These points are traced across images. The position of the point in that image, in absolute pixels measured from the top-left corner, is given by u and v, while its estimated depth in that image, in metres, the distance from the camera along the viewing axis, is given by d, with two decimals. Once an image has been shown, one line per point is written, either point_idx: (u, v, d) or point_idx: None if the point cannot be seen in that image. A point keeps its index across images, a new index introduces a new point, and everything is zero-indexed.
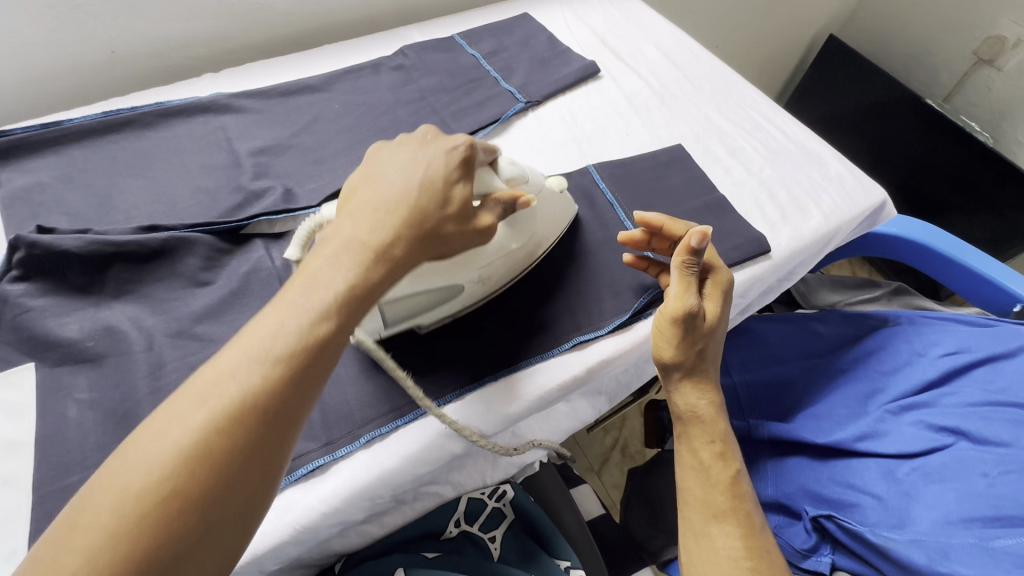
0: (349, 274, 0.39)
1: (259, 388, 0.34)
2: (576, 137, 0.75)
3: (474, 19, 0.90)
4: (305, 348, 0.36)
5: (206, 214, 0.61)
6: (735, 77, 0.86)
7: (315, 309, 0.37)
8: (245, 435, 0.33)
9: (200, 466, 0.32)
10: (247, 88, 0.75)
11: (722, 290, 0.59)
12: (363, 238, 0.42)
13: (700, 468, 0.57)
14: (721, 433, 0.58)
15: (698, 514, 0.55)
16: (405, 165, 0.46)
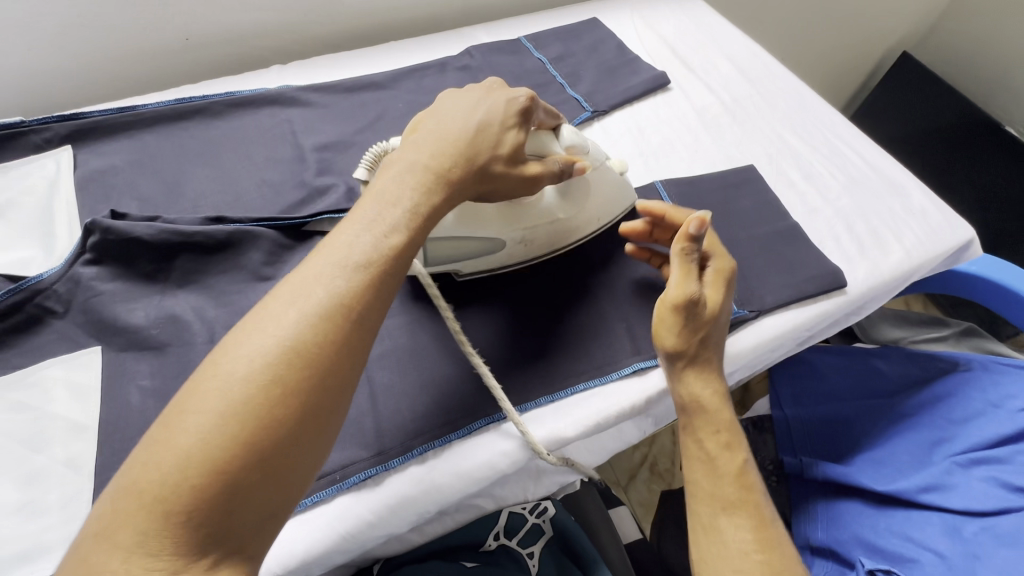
0: (415, 195, 0.40)
1: (347, 292, 0.35)
2: (643, 151, 0.72)
3: (541, 22, 0.88)
4: (383, 256, 0.37)
5: (271, 208, 0.62)
6: (813, 96, 0.82)
7: (386, 224, 0.38)
8: (333, 341, 0.34)
9: (299, 359, 0.33)
10: (314, 82, 0.75)
11: (723, 276, 0.55)
12: (427, 162, 0.42)
13: (713, 462, 0.52)
14: (731, 426, 0.54)
15: (704, 510, 0.51)
16: (465, 107, 0.47)
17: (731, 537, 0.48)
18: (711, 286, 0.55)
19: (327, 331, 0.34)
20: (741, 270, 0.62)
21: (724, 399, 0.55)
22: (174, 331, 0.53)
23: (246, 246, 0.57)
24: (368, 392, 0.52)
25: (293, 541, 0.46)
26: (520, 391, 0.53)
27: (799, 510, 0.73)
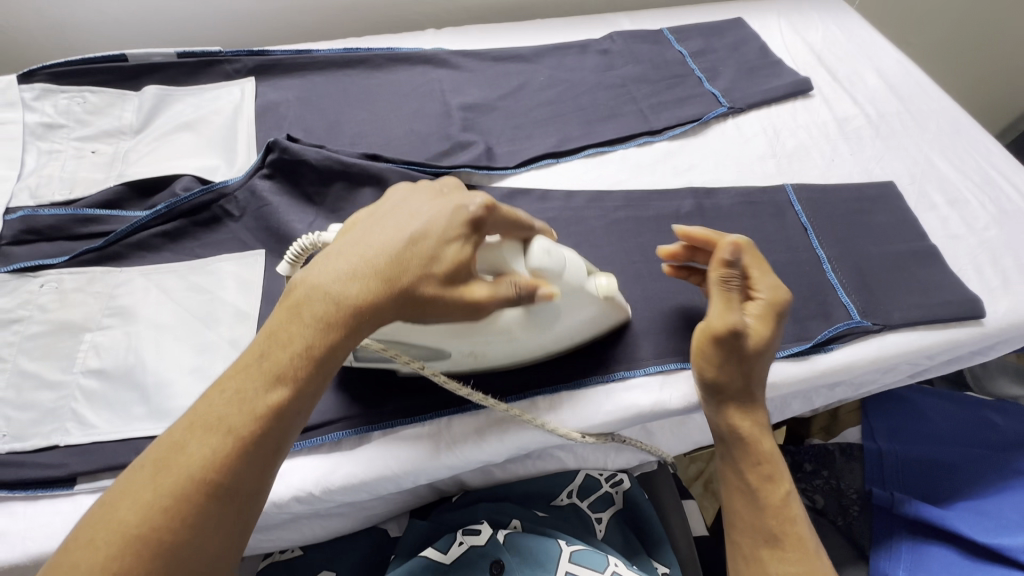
0: (307, 337, 0.38)
1: (218, 451, 0.35)
2: (776, 152, 0.72)
3: (684, 16, 0.89)
4: (261, 413, 0.36)
5: (417, 155, 0.67)
6: (970, 121, 0.77)
7: (270, 376, 0.37)
8: (195, 506, 0.34)
9: (144, 544, 0.33)
10: (464, 47, 0.80)
11: (765, 309, 0.52)
12: (331, 296, 0.39)
13: (755, 501, 0.51)
14: (775, 463, 0.51)
15: (747, 542, 0.50)
16: (392, 218, 0.42)
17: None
18: (758, 320, 0.51)
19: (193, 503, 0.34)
20: (868, 283, 0.60)
21: (761, 429, 0.52)
22: None
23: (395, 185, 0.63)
24: None
25: (414, 448, 0.51)
26: (629, 357, 0.56)
27: (879, 543, 0.69)
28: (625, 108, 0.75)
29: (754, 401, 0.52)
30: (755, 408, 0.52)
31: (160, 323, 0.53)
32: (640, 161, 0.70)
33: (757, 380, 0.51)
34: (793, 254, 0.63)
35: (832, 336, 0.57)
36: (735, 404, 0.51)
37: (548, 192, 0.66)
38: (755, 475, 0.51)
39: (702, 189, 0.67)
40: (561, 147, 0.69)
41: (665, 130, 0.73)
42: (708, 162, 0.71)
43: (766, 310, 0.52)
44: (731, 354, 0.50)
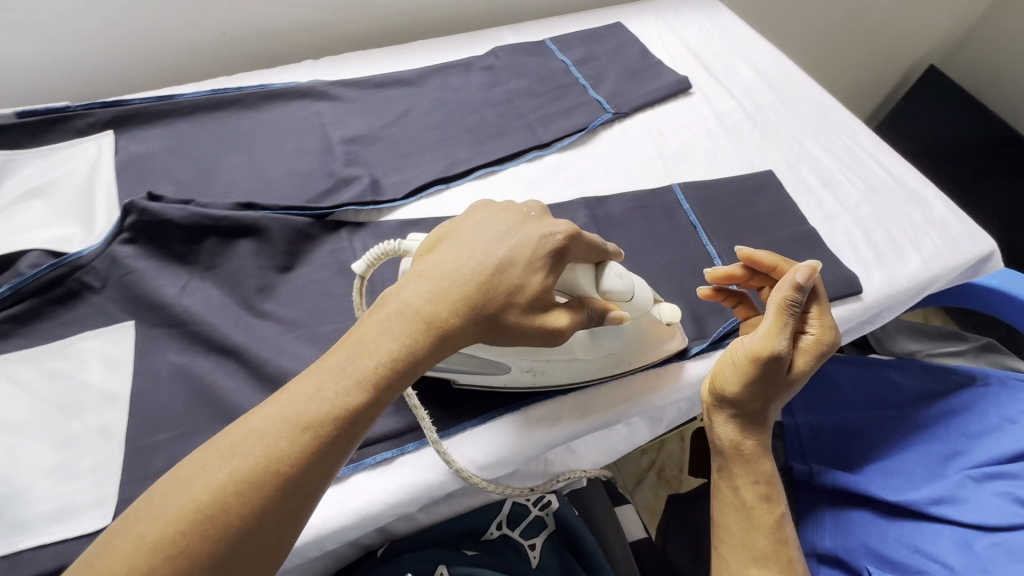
0: (395, 344, 0.36)
1: (278, 464, 0.32)
2: (662, 154, 0.73)
3: (566, 24, 0.90)
4: (338, 422, 0.34)
5: (298, 197, 0.64)
6: (836, 105, 0.82)
7: (354, 378, 0.35)
8: (264, 504, 0.31)
9: (211, 530, 0.30)
10: (344, 77, 0.78)
11: (809, 342, 0.55)
12: (422, 306, 0.38)
13: (746, 514, 0.55)
14: (771, 483, 0.56)
15: (736, 552, 0.54)
16: (484, 245, 0.41)
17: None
18: (803, 350, 0.55)
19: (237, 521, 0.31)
20: None
21: (763, 448, 0.57)
22: (205, 311, 0.54)
23: (273, 233, 0.59)
24: None
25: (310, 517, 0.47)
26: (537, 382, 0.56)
27: (806, 517, 0.72)
28: (513, 124, 0.75)
29: (765, 419, 0.56)
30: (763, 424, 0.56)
31: (14, 423, 0.48)
32: (531, 176, 0.70)
33: (778, 400, 0.55)
34: (685, 253, 0.64)
35: (726, 331, 0.59)
36: (747, 415, 0.55)
37: (439, 220, 0.64)
38: (752, 488, 0.56)
39: (594, 199, 0.67)
40: (449, 172, 0.68)
41: (553, 142, 0.73)
42: (598, 170, 0.71)
43: (810, 344, 0.55)
44: (773, 373, 0.52)
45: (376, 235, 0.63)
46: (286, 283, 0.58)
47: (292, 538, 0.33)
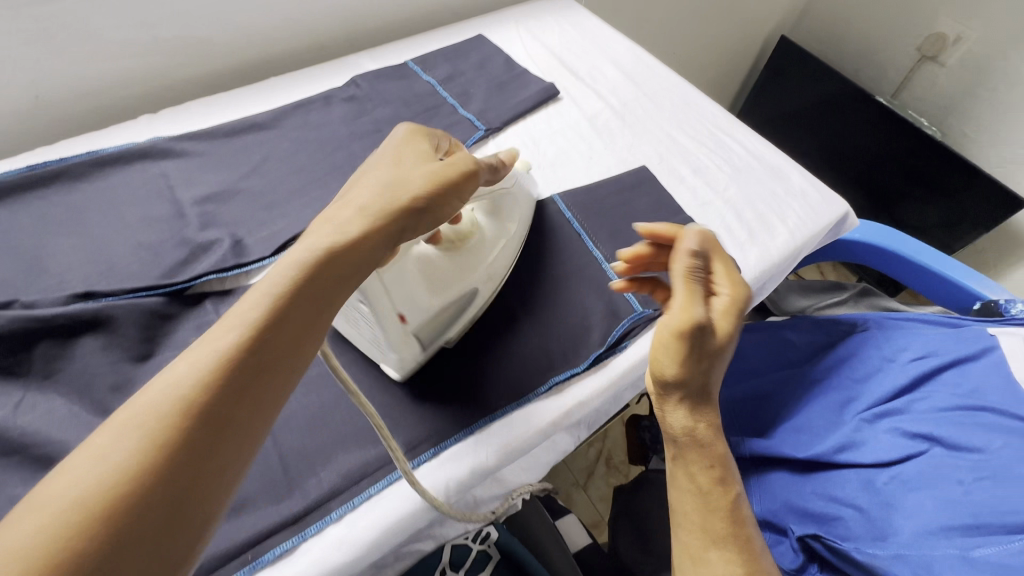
0: (346, 234, 0.39)
1: (249, 336, 0.34)
2: (539, 164, 0.73)
3: (427, 42, 0.88)
4: (301, 293, 0.37)
5: (147, 274, 0.57)
6: (695, 91, 0.85)
7: (309, 262, 0.38)
8: (243, 382, 0.33)
9: (195, 412, 0.31)
10: (188, 130, 0.71)
11: (727, 297, 0.52)
12: (364, 208, 0.42)
13: (703, 501, 0.50)
14: (727, 467, 0.51)
15: (691, 540, 0.50)
16: (405, 164, 0.45)
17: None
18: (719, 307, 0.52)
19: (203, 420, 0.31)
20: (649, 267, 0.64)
21: (712, 427, 0.52)
22: (41, 428, 0.46)
23: (121, 322, 0.52)
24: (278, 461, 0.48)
25: None
26: (439, 427, 0.52)
27: None
28: None
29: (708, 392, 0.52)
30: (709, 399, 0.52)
31: None
32: None
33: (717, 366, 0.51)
34: (574, 262, 0.64)
35: (622, 333, 0.59)
36: (692, 391, 0.52)
37: None
38: (706, 471, 0.51)
39: None
40: (321, 218, 0.64)
41: None
42: None
43: (727, 300, 0.52)
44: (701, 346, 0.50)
45: None
46: (146, 374, 0.52)
47: (276, 406, 0.34)
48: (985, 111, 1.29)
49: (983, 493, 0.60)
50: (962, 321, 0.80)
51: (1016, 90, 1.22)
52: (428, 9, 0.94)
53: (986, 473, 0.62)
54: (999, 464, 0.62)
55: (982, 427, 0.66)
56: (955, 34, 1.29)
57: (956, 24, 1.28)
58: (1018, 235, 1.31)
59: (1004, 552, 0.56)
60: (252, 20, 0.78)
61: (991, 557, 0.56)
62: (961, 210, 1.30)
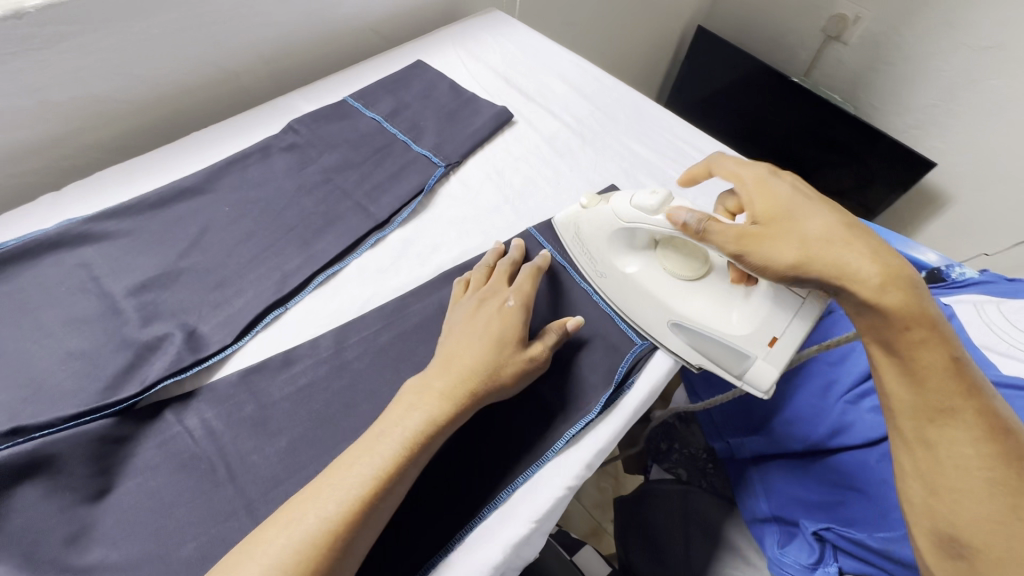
0: (463, 372, 0.48)
1: (417, 438, 0.44)
2: (507, 197, 0.70)
3: (363, 74, 0.82)
4: (448, 415, 0.46)
5: (87, 392, 0.48)
6: (645, 100, 0.85)
7: (456, 380, 0.47)
8: (405, 468, 0.43)
9: (367, 492, 0.41)
10: (105, 206, 0.62)
11: (786, 210, 0.47)
12: (457, 368, 0.48)
13: (917, 385, 0.41)
14: (949, 339, 0.41)
15: (908, 425, 0.42)
16: (469, 329, 0.52)
17: (950, 466, 0.39)
18: (745, 233, 0.48)
19: (394, 500, 0.43)
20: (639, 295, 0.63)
21: (927, 299, 0.42)
22: None
23: (67, 457, 0.44)
24: None
25: None
26: (461, 509, 0.47)
27: (743, 490, 0.76)
28: (340, 208, 0.66)
29: (855, 269, 0.43)
30: (861, 273, 0.43)
31: None
32: (379, 264, 0.62)
33: (837, 251, 0.44)
34: (567, 296, 0.61)
35: (628, 369, 0.55)
36: (825, 281, 0.44)
37: (289, 353, 0.54)
38: (933, 355, 0.41)
39: (455, 268, 0.61)
40: (283, 290, 0.57)
41: (392, 218, 0.65)
42: (450, 235, 0.65)
43: (796, 220, 0.46)
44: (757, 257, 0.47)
45: (214, 401, 0.50)
46: (108, 513, 0.44)
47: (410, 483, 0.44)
48: (888, 84, 1.39)
49: None
50: None
51: (911, 64, 1.32)
52: (357, 38, 0.88)
53: None
54: None
55: None
56: (854, 15, 1.38)
57: (853, 5, 1.37)
58: (929, 193, 1.42)
59: None
60: (162, 70, 0.69)
61: None
62: (869, 172, 1.41)
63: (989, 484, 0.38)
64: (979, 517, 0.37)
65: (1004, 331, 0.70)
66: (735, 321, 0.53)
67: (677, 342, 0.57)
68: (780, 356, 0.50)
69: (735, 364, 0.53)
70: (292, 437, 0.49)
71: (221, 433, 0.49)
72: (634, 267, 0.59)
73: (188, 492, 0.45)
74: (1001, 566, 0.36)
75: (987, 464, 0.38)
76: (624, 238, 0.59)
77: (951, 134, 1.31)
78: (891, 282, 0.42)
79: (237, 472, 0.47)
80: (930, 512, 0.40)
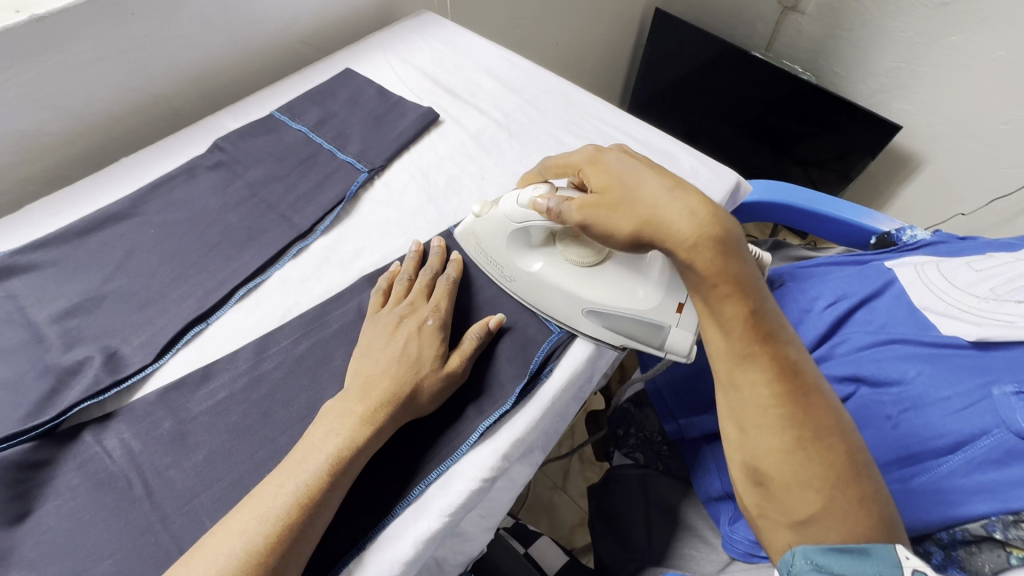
0: (380, 393, 0.48)
1: (337, 462, 0.44)
2: (431, 196, 0.71)
3: (292, 86, 0.83)
4: (368, 435, 0.46)
5: (7, 419, 0.50)
6: (575, 88, 0.85)
7: (373, 402, 0.47)
8: (326, 492, 0.43)
9: (287, 521, 0.40)
10: (32, 238, 0.63)
11: (620, 181, 0.48)
12: (372, 391, 0.48)
13: (731, 334, 0.44)
14: (754, 291, 0.44)
15: (723, 368, 0.46)
16: (384, 347, 0.52)
17: (751, 404, 0.44)
18: (584, 206, 0.50)
19: (322, 523, 0.43)
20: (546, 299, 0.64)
21: (737, 249, 0.44)
22: None
23: None
24: None
25: None
26: (374, 509, 0.48)
27: (697, 469, 0.76)
28: (265, 221, 0.67)
29: (673, 226, 0.43)
30: (677, 232, 0.43)
31: None
32: (301, 273, 0.63)
33: (661, 212, 0.44)
34: (485, 292, 0.62)
35: (543, 360, 0.57)
36: (655, 243, 0.45)
37: (208, 367, 0.55)
38: (736, 307, 0.44)
39: (375, 272, 0.62)
40: (204, 307, 0.59)
41: (314, 227, 0.66)
42: (372, 239, 0.67)
43: (631, 187, 0.47)
44: (594, 227, 0.49)
45: (133, 421, 0.51)
46: (28, 536, 0.45)
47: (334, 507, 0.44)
48: (848, 50, 1.36)
49: (908, 424, 0.61)
50: (868, 257, 0.82)
51: (868, 28, 1.29)
52: (285, 51, 0.88)
53: (910, 404, 0.62)
54: (919, 393, 0.62)
55: (899, 359, 0.65)
56: None
57: None
58: (901, 156, 1.40)
59: (935, 479, 0.57)
60: (84, 101, 0.70)
61: (927, 483, 0.58)
62: (850, 140, 1.38)
63: (779, 418, 0.43)
64: (770, 450, 0.42)
65: (946, 293, 0.69)
66: (645, 296, 0.56)
67: (595, 327, 0.59)
68: (689, 319, 0.55)
69: (654, 336, 0.57)
70: (209, 449, 0.50)
71: (139, 451, 0.50)
72: (540, 264, 0.59)
73: (106, 510, 0.47)
74: (787, 489, 0.41)
75: (778, 400, 0.43)
76: (521, 238, 0.60)
77: (918, 95, 1.28)
78: (704, 239, 0.42)
79: (154, 487, 0.48)
80: (739, 446, 0.44)
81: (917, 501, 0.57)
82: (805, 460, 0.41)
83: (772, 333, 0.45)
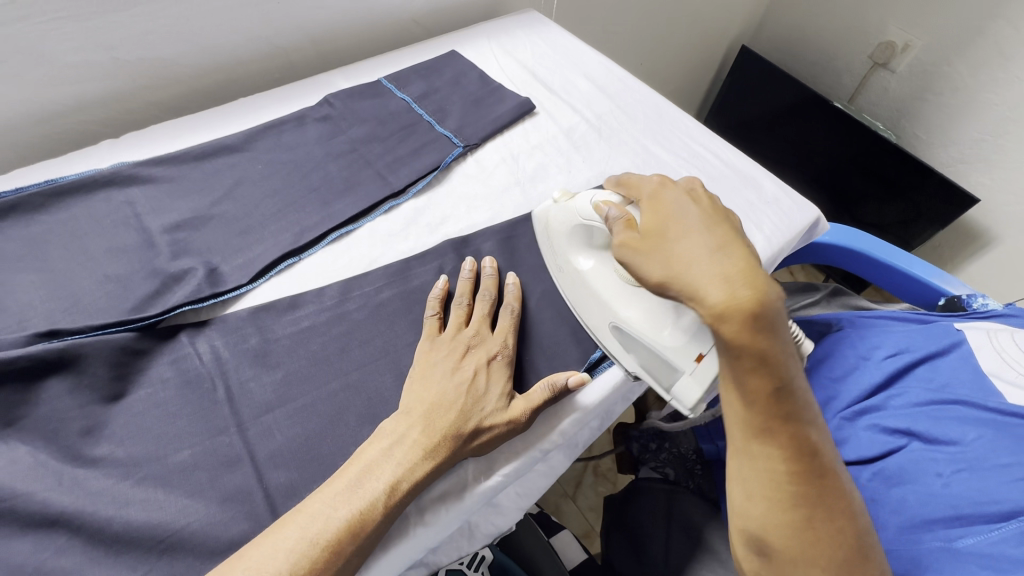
0: (441, 430, 0.47)
1: (393, 493, 0.43)
2: (518, 180, 0.74)
3: (400, 59, 0.87)
4: (426, 472, 0.45)
5: (115, 308, 0.54)
6: (667, 104, 0.87)
7: (433, 438, 0.46)
8: (375, 525, 0.42)
9: (331, 551, 0.39)
10: (154, 155, 0.68)
11: (663, 226, 0.46)
12: (431, 427, 0.47)
13: (750, 409, 0.41)
14: (786, 370, 0.40)
15: (737, 434, 0.44)
16: (443, 376, 0.50)
17: (763, 476, 0.42)
18: (624, 245, 0.49)
19: (367, 550, 0.42)
20: None
21: (776, 325, 0.39)
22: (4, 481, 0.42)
23: (91, 360, 0.49)
24: (266, 498, 0.46)
25: None
26: None
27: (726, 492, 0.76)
28: (361, 175, 0.71)
29: (705, 293, 0.39)
30: (708, 300, 0.39)
31: None
32: (390, 228, 0.67)
33: (691, 273, 0.41)
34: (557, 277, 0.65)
35: (601, 356, 0.60)
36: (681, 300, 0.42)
37: (296, 298, 0.58)
38: (760, 383, 0.40)
39: (458, 240, 0.66)
40: (299, 242, 0.62)
41: (407, 188, 0.70)
42: (459, 209, 0.70)
43: (671, 238, 0.44)
44: (635, 270, 0.47)
45: (225, 331, 0.55)
46: (121, 414, 0.49)
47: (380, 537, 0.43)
48: (933, 114, 1.34)
49: (960, 486, 0.59)
50: (933, 316, 0.81)
51: (960, 96, 1.27)
52: (398, 27, 0.93)
53: (963, 465, 0.60)
54: (977, 456, 0.60)
55: (957, 421, 0.64)
56: (903, 43, 1.34)
57: (903, 33, 1.34)
58: (973, 230, 1.36)
59: (982, 543, 0.55)
60: (217, 41, 0.76)
61: (974, 545, 0.55)
62: (915, 208, 1.35)
63: (790, 498, 0.42)
64: (778, 524, 0.42)
65: (1018, 363, 0.68)
66: (670, 334, 0.54)
67: (617, 349, 0.58)
68: (705, 375, 0.52)
69: (666, 375, 0.55)
70: (288, 371, 0.53)
71: (227, 359, 0.53)
72: (590, 265, 0.61)
73: (190, 409, 0.50)
74: (793, 564, 0.42)
75: (793, 479, 0.41)
76: (582, 236, 0.61)
77: (999, 169, 1.25)
78: (734, 312, 0.38)
79: (235, 395, 0.51)
80: (745, 515, 0.44)
81: (960, 562, 0.55)
82: (815, 538, 0.41)
83: (796, 410, 0.41)
